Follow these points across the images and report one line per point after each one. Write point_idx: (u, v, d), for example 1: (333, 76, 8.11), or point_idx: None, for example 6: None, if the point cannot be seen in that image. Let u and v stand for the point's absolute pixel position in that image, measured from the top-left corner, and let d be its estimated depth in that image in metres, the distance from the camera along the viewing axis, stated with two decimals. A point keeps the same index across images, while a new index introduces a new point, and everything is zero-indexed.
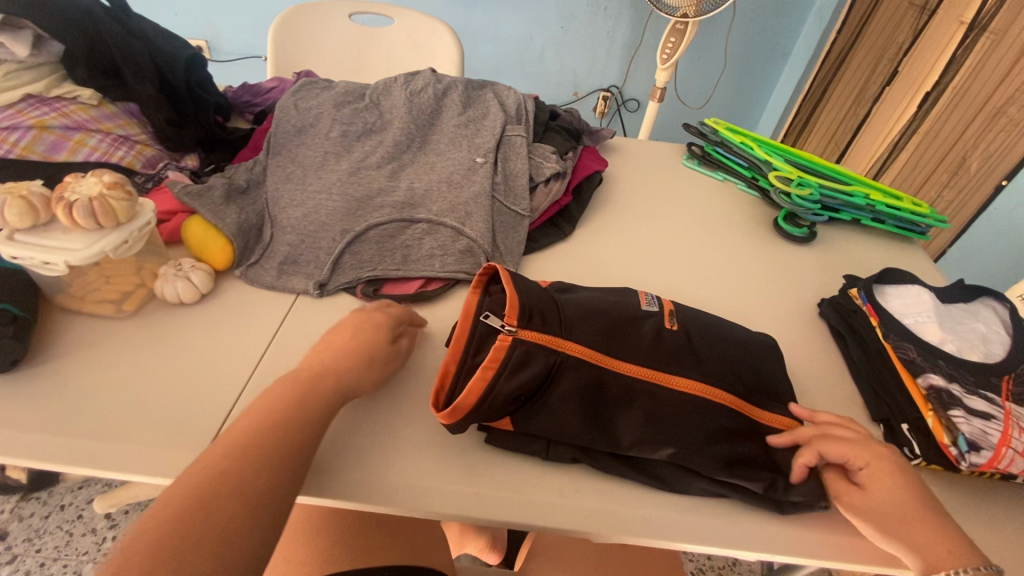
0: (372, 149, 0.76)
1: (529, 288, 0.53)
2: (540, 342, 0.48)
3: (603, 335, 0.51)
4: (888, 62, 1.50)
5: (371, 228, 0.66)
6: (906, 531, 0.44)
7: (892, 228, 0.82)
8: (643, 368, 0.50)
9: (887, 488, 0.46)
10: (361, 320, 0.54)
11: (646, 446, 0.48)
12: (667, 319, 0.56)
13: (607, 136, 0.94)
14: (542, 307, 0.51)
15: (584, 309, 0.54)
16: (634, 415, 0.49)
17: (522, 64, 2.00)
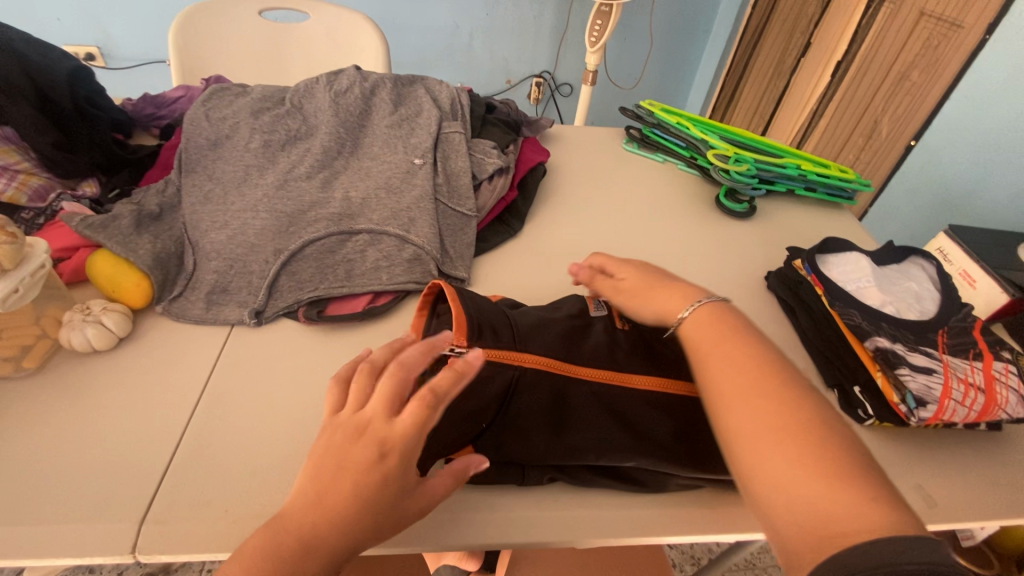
0: (299, 158, 0.70)
1: (476, 301, 0.51)
2: (495, 359, 0.47)
3: (559, 344, 0.50)
4: (801, 34, 1.57)
5: (307, 245, 0.61)
6: (654, 298, 0.53)
7: (823, 196, 0.86)
8: (600, 372, 0.50)
9: (635, 279, 0.56)
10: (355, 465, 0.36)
11: (615, 455, 0.47)
12: (616, 321, 0.56)
13: (546, 125, 0.92)
14: (486, 314, 0.49)
15: (536, 321, 0.52)
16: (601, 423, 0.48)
17: (450, 54, 1.94)
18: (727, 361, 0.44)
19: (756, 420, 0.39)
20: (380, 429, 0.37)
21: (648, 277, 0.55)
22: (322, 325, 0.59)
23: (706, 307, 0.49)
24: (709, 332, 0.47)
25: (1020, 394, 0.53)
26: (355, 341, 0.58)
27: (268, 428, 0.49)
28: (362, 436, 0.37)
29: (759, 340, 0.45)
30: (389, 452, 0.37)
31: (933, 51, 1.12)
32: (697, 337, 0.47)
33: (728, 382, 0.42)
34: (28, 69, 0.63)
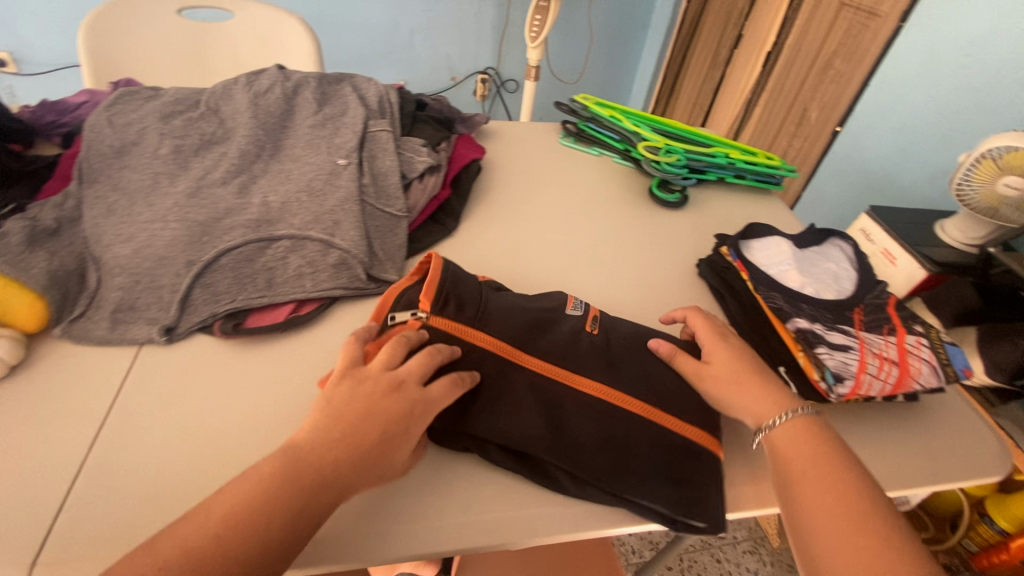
0: (214, 163, 0.67)
1: (458, 275, 0.55)
2: (449, 330, 0.51)
3: (517, 332, 0.53)
4: (733, 26, 1.61)
5: (223, 255, 0.58)
6: (749, 386, 0.51)
7: (752, 183, 0.88)
8: (549, 367, 0.51)
9: (728, 359, 0.53)
10: (387, 416, 0.42)
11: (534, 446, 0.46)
12: (586, 321, 0.57)
13: (480, 122, 0.91)
14: (464, 286, 0.54)
15: (510, 306, 0.55)
16: (526, 417, 0.48)
17: (391, 53, 1.90)
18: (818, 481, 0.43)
19: (852, 560, 0.38)
20: (414, 391, 0.44)
21: (744, 359, 0.53)
22: (240, 339, 0.56)
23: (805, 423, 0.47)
24: (804, 450, 0.45)
25: (932, 364, 0.55)
26: (278, 355, 0.55)
27: (180, 451, 0.47)
28: (396, 392, 0.44)
29: (856, 465, 0.44)
30: (415, 411, 0.44)
31: (854, 39, 1.17)
32: (789, 452, 0.45)
33: (824, 514, 0.41)
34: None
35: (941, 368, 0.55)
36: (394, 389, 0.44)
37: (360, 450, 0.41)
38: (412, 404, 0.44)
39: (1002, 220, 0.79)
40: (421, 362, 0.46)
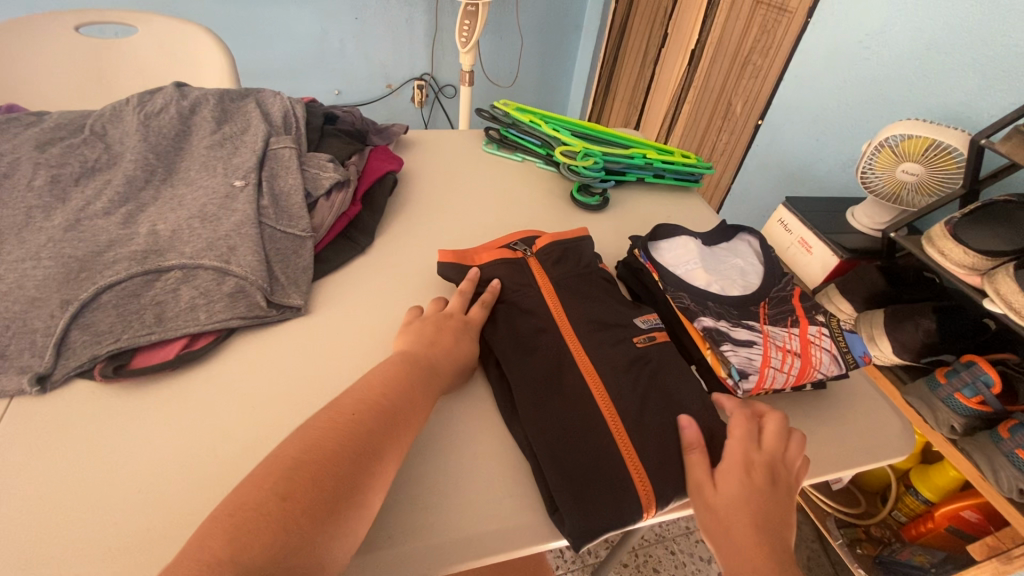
0: (97, 192, 0.62)
1: (582, 253, 0.67)
2: (535, 271, 0.65)
3: (580, 306, 0.61)
4: (660, 25, 1.65)
5: (103, 292, 0.54)
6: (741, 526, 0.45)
7: (672, 181, 0.89)
8: (586, 364, 0.55)
9: (738, 491, 0.47)
10: (444, 328, 0.57)
11: (517, 377, 0.54)
12: (636, 333, 0.59)
13: (396, 132, 0.89)
14: (571, 252, 0.67)
15: (599, 289, 0.64)
16: (523, 370, 0.54)
17: (322, 63, 1.85)
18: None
19: None
20: (460, 319, 0.59)
21: (758, 500, 0.46)
22: (126, 381, 0.53)
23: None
24: None
25: (833, 353, 0.57)
26: (169, 396, 0.52)
27: (53, 512, 0.43)
28: (450, 317, 0.59)
29: None
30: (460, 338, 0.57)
31: (769, 35, 1.21)
32: None
33: None
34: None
35: (842, 356, 0.57)
36: (451, 316, 0.59)
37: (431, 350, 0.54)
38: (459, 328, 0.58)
39: (904, 204, 0.82)
40: (462, 300, 0.61)
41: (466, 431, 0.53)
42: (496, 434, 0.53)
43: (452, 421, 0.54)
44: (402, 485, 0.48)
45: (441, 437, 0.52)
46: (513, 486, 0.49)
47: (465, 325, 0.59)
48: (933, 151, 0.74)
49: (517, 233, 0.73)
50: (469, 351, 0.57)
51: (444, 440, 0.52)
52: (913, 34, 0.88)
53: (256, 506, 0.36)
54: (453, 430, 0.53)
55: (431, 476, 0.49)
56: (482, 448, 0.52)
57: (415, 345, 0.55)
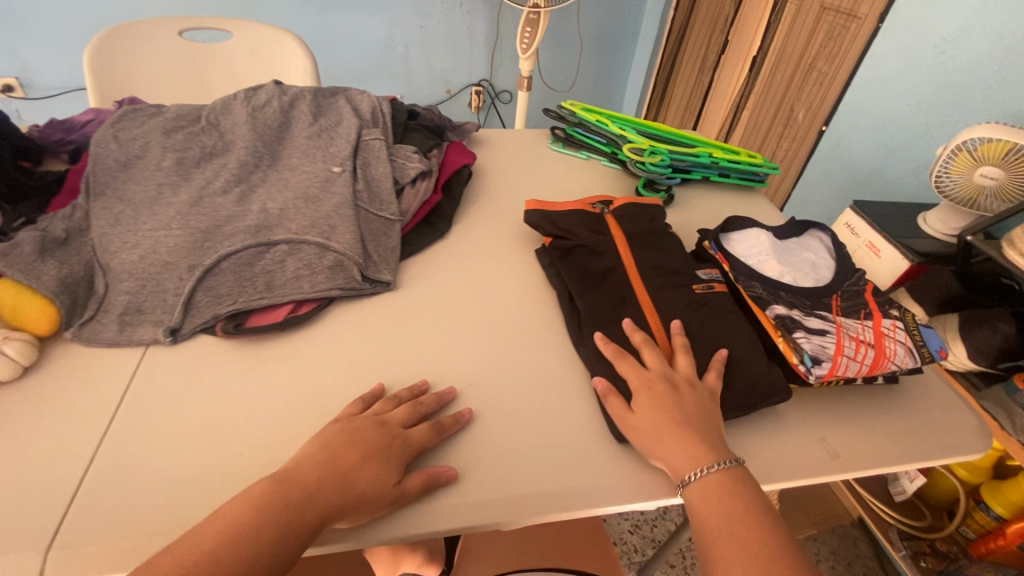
0: (215, 174, 0.70)
1: (654, 217, 0.74)
2: (610, 223, 0.72)
3: (647, 253, 0.67)
4: (719, 32, 1.66)
5: (224, 259, 0.61)
6: (666, 436, 0.50)
7: (736, 181, 0.90)
8: (646, 297, 0.62)
9: (654, 411, 0.51)
10: (372, 439, 0.48)
11: (589, 304, 0.63)
12: (695, 281, 0.64)
13: (471, 129, 0.94)
14: (645, 214, 0.74)
15: (668, 242, 0.70)
16: (591, 300, 0.63)
17: (387, 68, 1.95)
18: (733, 535, 0.44)
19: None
20: (397, 428, 0.50)
21: (675, 411, 0.51)
22: (242, 338, 0.59)
23: (727, 467, 0.48)
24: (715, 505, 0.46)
25: (907, 346, 0.57)
26: (277, 355, 0.58)
27: (186, 442, 0.49)
28: (382, 430, 0.49)
29: None
30: (387, 454, 0.47)
31: (834, 41, 1.20)
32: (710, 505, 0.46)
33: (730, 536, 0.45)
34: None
35: (917, 349, 0.57)
36: (383, 424, 0.50)
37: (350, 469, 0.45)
38: (397, 435, 0.49)
39: (981, 209, 0.80)
40: (405, 411, 0.52)
41: (543, 399, 0.56)
42: (572, 404, 0.56)
43: (530, 388, 0.57)
44: (487, 443, 0.52)
45: (524, 403, 0.56)
46: (589, 450, 0.52)
47: (395, 449, 0.48)
48: (1013, 155, 0.72)
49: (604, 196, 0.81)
50: (400, 468, 0.47)
51: (524, 405, 0.55)
52: (994, 37, 0.86)
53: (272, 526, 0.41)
54: (532, 396, 0.56)
55: (511, 437, 0.53)
56: (559, 415, 0.55)
57: (314, 467, 0.45)
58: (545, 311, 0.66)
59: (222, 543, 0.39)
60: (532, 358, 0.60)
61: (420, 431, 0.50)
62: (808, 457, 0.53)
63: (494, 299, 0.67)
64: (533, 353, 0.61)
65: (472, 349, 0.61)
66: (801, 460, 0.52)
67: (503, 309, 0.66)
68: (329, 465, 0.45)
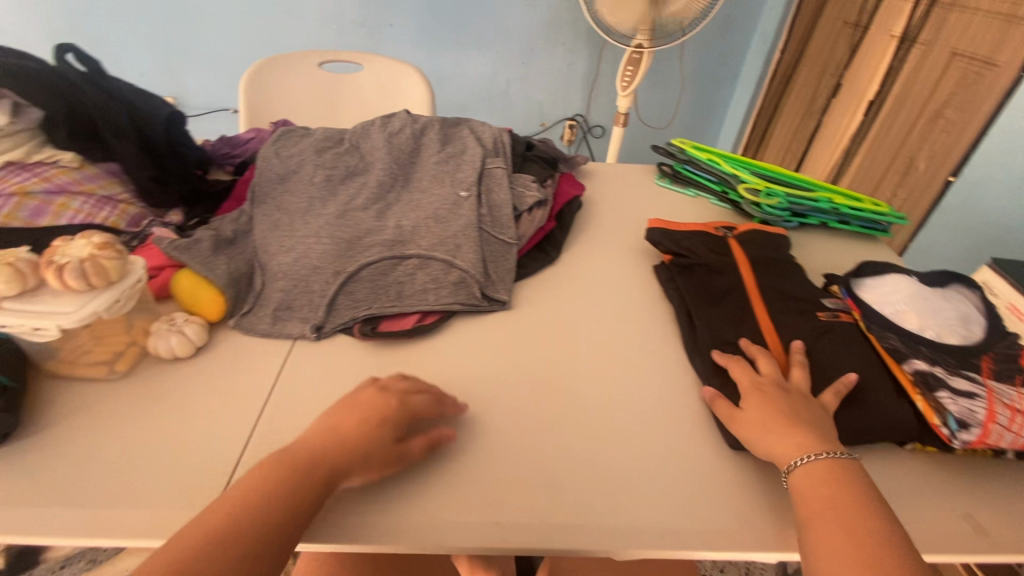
0: (357, 191, 0.77)
1: (777, 244, 0.74)
2: (730, 246, 0.73)
3: (770, 277, 0.68)
4: (831, 75, 1.61)
5: (364, 267, 0.67)
6: (774, 431, 0.50)
7: (857, 229, 0.87)
8: (767, 319, 0.63)
9: (764, 411, 0.52)
10: (378, 403, 0.50)
11: (708, 321, 0.64)
12: (820, 308, 0.64)
13: (581, 161, 0.98)
14: (769, 241, 0.74)
15: (794, 270, 0.70)
16: (710, 317, 0.64)
17: (487, 100, 2.06)
18: (834, 512, 0.43)
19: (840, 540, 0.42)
20: (396, 388, 0.53)
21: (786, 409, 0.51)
22: (374, 341, 0.64)
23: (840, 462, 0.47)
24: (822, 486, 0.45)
25: None
26: (404, 359, 0.62)
27: None
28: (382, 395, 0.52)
29: None
30: (387, 416, 0.50)
31: (968, 88, 1.13)
32: (818, 486, 0.46)
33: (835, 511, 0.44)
34: (72, 92, 0.66)
35: None
36: (385, 389, 0.52)
37: (351, 427, 0.48)
38: (398, 397, 0.51)
39: None
40: (406, 379, 0.55)
41: (656, 432, 0.56)
42: (687, 440, 0.55)
43: (644, 418, 0.57)
44: (598, 469, 0.52)
45: (636, 434, 0.55)
46: (705, 489, 0.51)
47: (394, 407, 0.51)
48: None
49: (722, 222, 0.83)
50: (399, 428, 0.50)
51: (636, 435, 0.55)
52: None
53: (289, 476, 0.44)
54: (645, 426, 0.56)
55: (623, 467, 0.52)
56: (673, 450, 0.54)
57: (326, 435, 0.47)
58: (657, 342, 0.66)
59: (249, 500, 0.41)
60: (643, 389, 0.60)
61: (419, 400, 0.52)
62: (949, 529, 0.49)
63: (605, 326, 0.68)
64: (645, 384, 0.61)
65: (583, 373, 0.62)
66: (942, 533, 0.48)
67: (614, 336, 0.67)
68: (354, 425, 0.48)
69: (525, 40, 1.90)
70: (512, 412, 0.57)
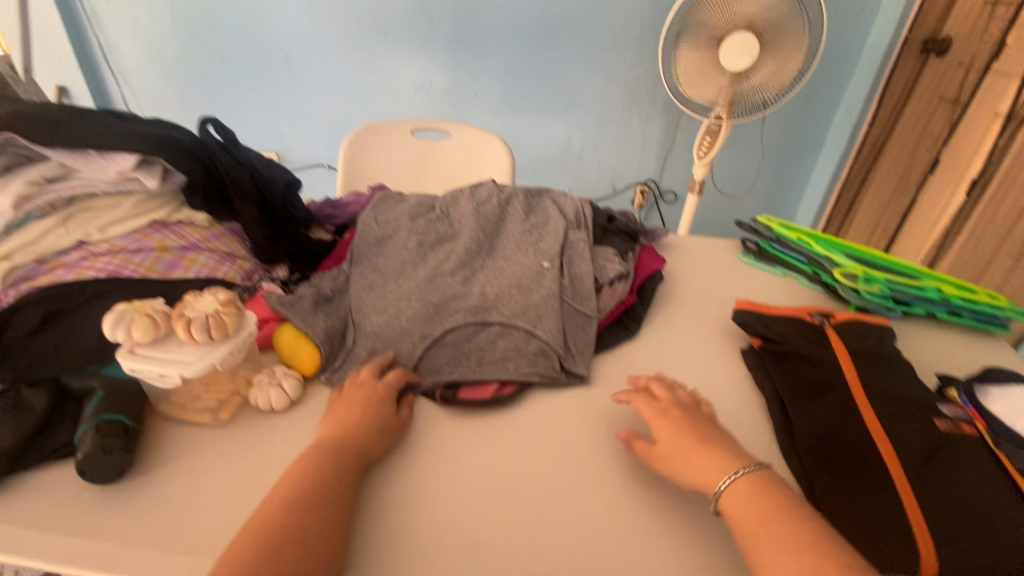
0: (446, 257, 0.81)
1: (880, 338, 0.69)
2: (828, 335, 0.70)
3: (876, 374, 0.63)
4: (926, 151, 1.54)
5: (449, 332, 0.69)
6: (694, 454, 0.53)
7: (970, 322, 0.80)
8: (874, 420, 0.58)
9: (678, 434, 0.56)
10: (367, 386, 0.62)
11: (805, 418, 0.60)
12: (937, 415, 0.59)
13: (661, 234, 0.98)
14: (871, 334, 0.70)
15: (903, 370, 0.65)
16: (808, 414, 0.61)
17: (560, 165, 2.14)
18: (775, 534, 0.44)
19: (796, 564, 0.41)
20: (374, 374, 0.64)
21: (695, 431, 0.55)
22: (454, 407, 0.65)
23: (757, 472, 0.49)
24: (752, 509, 0.46)
25: None
26: (483, 427, 0.63)
27: (403, 496, 0.54)
28: (361, 389, 0.61)
29: None
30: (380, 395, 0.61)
31: None
32: (746, 510, 0.47)
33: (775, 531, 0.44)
34: (208, 160, 0.76)
35: None
36: (362, 379, 0.63)
37: (353, 405, 0.59)
38: (381, 381, 0.63)
39: None
40: (371, 369, 0.64)
41: None
42: None
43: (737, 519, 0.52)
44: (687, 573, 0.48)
45: (729, 539, 0.51)
46: None
47: (383, 389, 0.62)
48: None
49: (814, 308, 0.79)
50: (390, 402, 0.61)
51: (729, 541, 0.51)
52: None
53: (332, 448, 0.53)
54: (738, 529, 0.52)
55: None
56: None
57: (335, 428, 0.56)
58: (746, 434, 0.63)
59: (303, 471, 0.49)
60: None
61: (394, 379, 0.64)
62: None
63: None
64: None
65: None
66: None
67: None
68: (355, 402, 0.59)
69: (601, 110, 1.98)
70: (591, 497, 0.54)
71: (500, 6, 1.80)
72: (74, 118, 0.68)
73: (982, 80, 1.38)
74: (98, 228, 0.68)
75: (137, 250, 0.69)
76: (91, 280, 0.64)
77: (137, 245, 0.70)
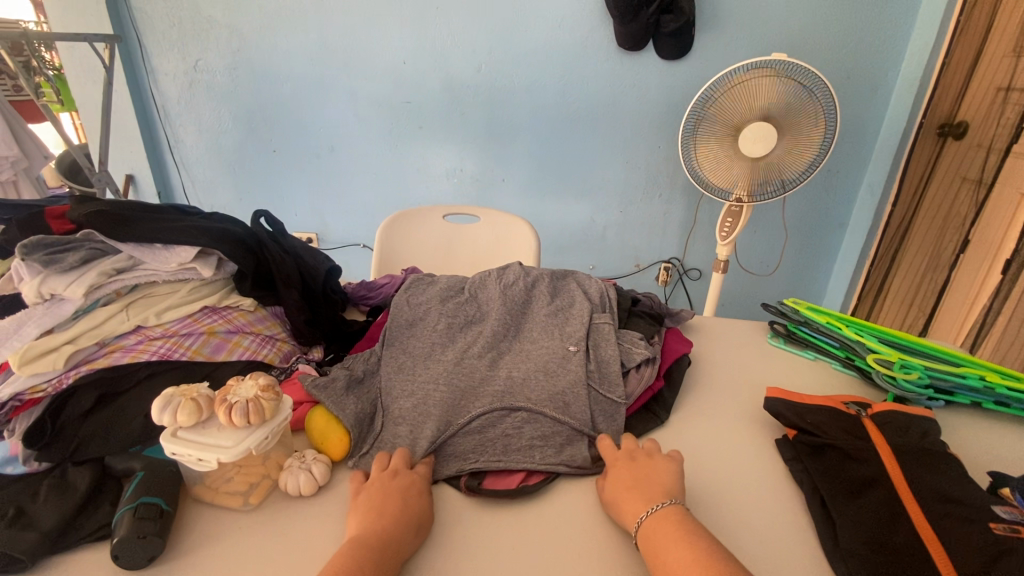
0: (473, 340, 0.83)
1: (925, 433, 0.66)
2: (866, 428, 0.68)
3: (924, 472, 0.60)
4: (956, 230, 1.53)
5: (474, 418, 0.70)
6: (625, 499, 0.59)
7: (1020, 412, 0.77)
8: (922, 525, 0.54)
9: (617, 484, 0.61)
10: (401, 476, 0.62)
11: (850, 522, 0.57)
12: (993, 519, 0.54)
13: (686, 316, 0.98)
14: (914, 427, 0.67)
15: (952, 467, 0.61)
16: (850, 517, 0.58)
17: (584, 244, 2.20)
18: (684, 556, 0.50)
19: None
20: (403, 463, 0.64)
21: (628, 477, 0.61)
22: (480, 496, 0.65)
23: (664, 504, 0.56)
24: (666, 537, 0.52)
25: None
26: (510, 518, 0.62)
27: None
28: (396, 477, 0.62)
29: None
30: (413, 485, 0.62)
31: None
32: (662, 539, 0.52)
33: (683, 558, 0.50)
34: (258, 248, 0.81)
35: None
36: (394, 470, 0.63)
37: (389, 493, 0.59)
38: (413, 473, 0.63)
39: None
40: (403, 455, 0.65)
41: None
42: None
43: None
44: None
45: None
46: None
47: (415, 479, 0.62)
48: None
49: (847, 396, 0.77)
50: (423, 496, 0.61)
51: None
52: None
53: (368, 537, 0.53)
54: None
55: None
56: None
57: (369, 519, 0.56)
58: (785, 533, 0.60)
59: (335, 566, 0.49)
60: None
61: (423, 472, 0.64)
62: None
63: (721, 504, 0.63)
64: None
65: None
66: None
67: (732, 514, 0.62)
68: (389, 488, 0.60)
69: (624, 192, 2.06)
70: None
71: (528, 101, 1.96)
72: (143, 213, 0.75)
73: (1004, 162, 1.40)
74: (155, 313, 0.72)
75: (187, 334, 0.73)
76: (143, 363, 0.68)
77: (187, 329, 0.73)
